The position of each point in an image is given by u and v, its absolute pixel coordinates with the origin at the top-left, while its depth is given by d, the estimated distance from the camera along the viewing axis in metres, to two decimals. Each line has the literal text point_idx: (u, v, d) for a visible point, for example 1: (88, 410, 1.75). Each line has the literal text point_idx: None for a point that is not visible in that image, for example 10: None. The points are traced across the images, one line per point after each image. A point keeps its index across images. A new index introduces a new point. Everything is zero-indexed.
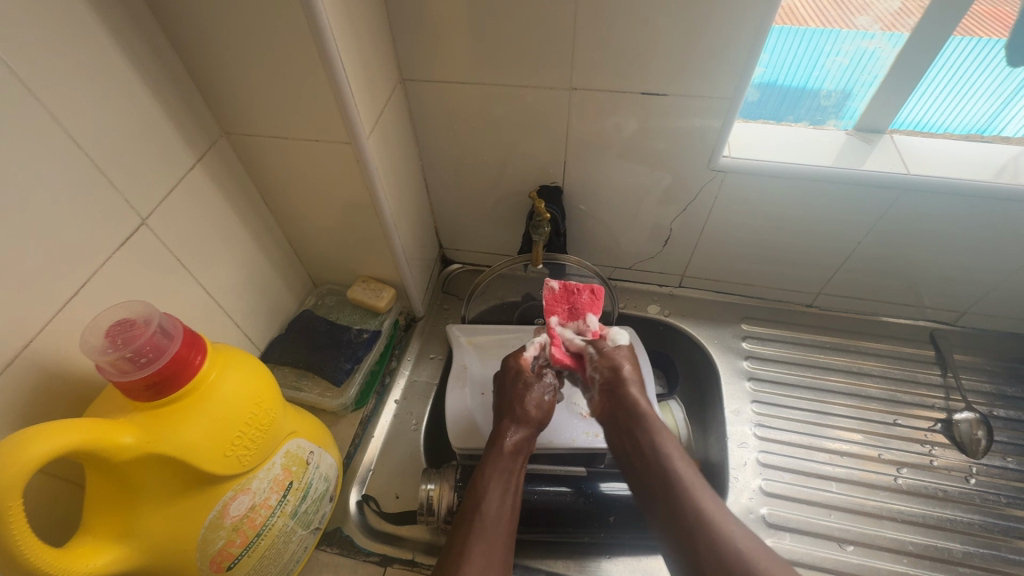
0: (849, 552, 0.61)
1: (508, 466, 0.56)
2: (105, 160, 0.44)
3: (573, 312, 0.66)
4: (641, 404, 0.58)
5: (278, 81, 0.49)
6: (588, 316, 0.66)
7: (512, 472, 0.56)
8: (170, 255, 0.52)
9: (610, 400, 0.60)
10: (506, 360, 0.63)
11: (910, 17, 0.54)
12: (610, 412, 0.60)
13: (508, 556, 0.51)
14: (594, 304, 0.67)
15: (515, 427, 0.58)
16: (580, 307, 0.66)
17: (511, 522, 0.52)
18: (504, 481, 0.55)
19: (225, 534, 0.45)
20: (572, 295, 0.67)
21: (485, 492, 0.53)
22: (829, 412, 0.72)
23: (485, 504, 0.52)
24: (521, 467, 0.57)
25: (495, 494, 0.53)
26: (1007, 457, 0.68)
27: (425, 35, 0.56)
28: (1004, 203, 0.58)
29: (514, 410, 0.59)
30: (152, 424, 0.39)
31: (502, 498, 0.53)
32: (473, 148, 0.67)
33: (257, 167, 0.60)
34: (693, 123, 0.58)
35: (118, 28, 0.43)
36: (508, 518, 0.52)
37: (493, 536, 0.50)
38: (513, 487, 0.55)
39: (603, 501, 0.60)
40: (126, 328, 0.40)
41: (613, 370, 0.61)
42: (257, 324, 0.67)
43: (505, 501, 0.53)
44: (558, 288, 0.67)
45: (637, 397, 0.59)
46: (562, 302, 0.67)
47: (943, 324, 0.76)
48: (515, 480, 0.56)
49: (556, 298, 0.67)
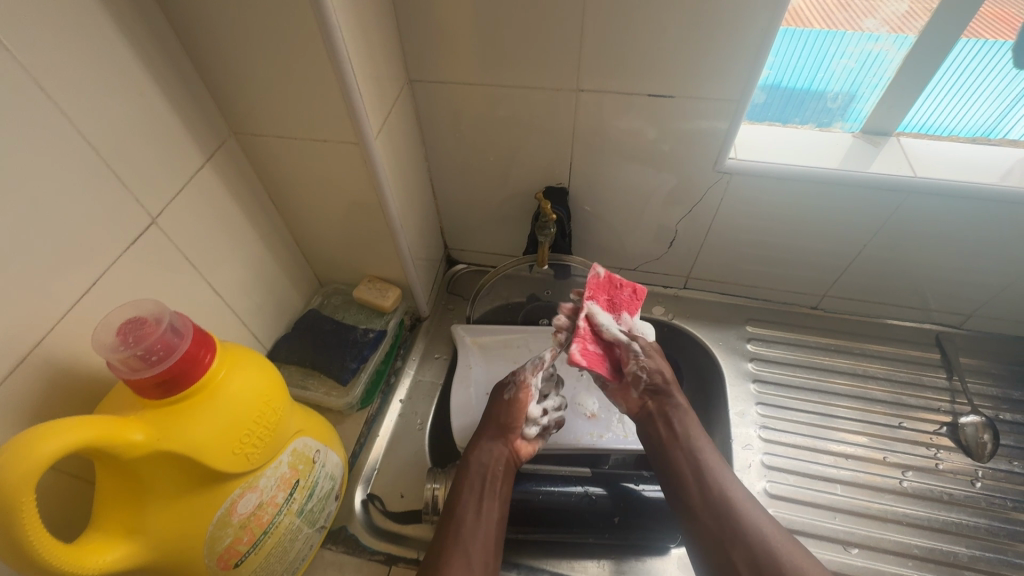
0: (854, 555, 0.61)
1: (484, 478, 0.56)
2: (116, 159, 0.45)
3: (612, 304, 0.64)
4: (680, 402, 0.60)
5: (287, 83, 0.50)
6: (625, 313, 0.64)
7: (488, 480, 0.56)
8: (179, 254, 0.52)
9: (646, 397, 0.61)
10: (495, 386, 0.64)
11: (918, 20, 0.54)
12: (647, 413, 0.60)
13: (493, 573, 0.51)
14: (634, 303, 0.64)
15: (490, 439, 0.59)
16: (619, 302, 0.64)
17: (491, 530, 0.53)
18: (480, 494, 0.55)
19: (233, 531, 0.45)
20: (614, 289, 0.65)
21: (462, 504, 0.54)
22: (833, 415, 0.72)
23: (462, 514, 0.53)
24: (503, 480, 0.57)
25: (470, 506, 0.54)
26: (1013, 461, 0.67)
27: (434, 35, 0.56)
28: (1012, 206, 0.57)
29: (487, 424, 0.60)
30: (161, 422, 0.39)
31: (480, 510, 0.54)
32: (479, 149, 0.67)
33: (265, 167, 0.60)
34: (700, 125, 0.58)
35: (130, 29, 0.44)
36: (490, 535, 0.53)
37: (473, 554, 0.51)
38: (492, 500, 0.55)
39: (614, 499, 0.60)
40: (137, 326, 0.40)
41: (659, 372, 0.61)
42: (264, 323, 0.67)
43: (484, 514, 0.54)
44: (603, 277, 0.64)
45: (676, 397, 0.60)
46: (603, 292, 0.64)
47: (948, 327, 0.76)
48: (494, 493, 0.56)
49: (600, 286, 0.64)
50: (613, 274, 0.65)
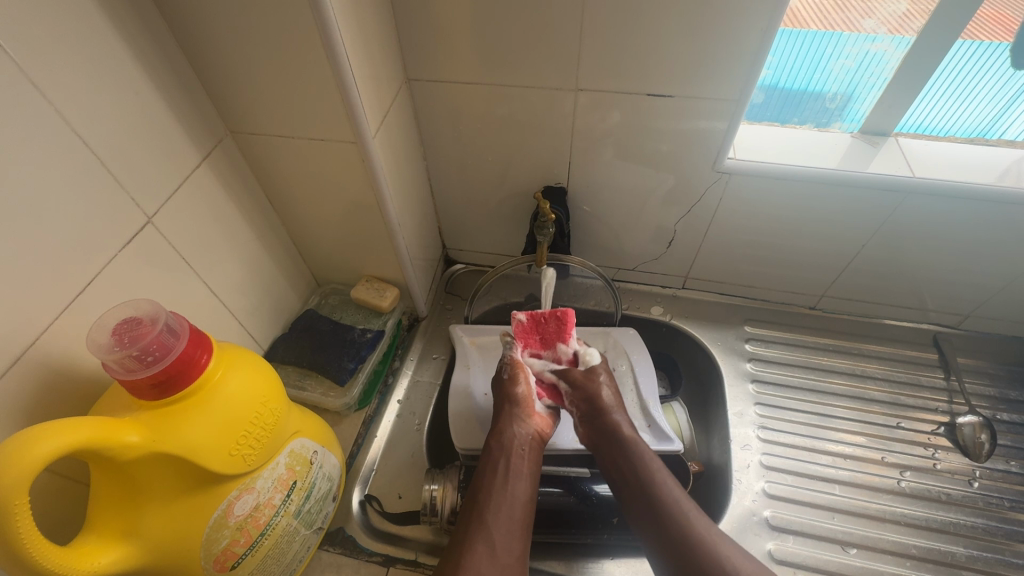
0: (852, 555, 0.61)
1: (509, 459, 0.56)
2: (111, 157, 0.44)
3: (545, 342, 0.66)
4: (624, 431, 0.59)
5: (284, 82, 0.49)
6: (559, 345, 0.66)
7: (513, 461, 0.56)
8: (175, 254, 0.52)
9: (591, 428, 0.60)
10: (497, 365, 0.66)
11: (915, 21, 0.54)
12: (594, 443, 0.60)
13: (522, 551, 0.50)
14: (563, 330, 0.65)
15: (516, 419, 0.59)
16: (549, 337, 0.66)
17: (519, 512, 0.52)
18: (505, 474, 0.55)
19: (229, 533, 0.45)
20: (541, 325, 0.66)
21: (487, 486, 0.54)
22: (832, 415, 0.72)
23: (488, 496, 0.53)
24: (529, 458, 0.57)
25: (496, 487, 0.54)
26: (1010, 461, 0.68)
27: (432, 34, 0.56)
28: (1010, 207, 0.57)
29: (508, 405, 0.61)
30: (157, 423, 0.39)
31: (506, 491, 0.53)
32: (477, 148, 0.67)
33: (261, 166, 0.59)
34: (699, 124, 0.58)
35: (126, 27, 0.43)
36: (515, 512, 0.52)
37: (497, 532, 0.50)
38: (518, 479, 0.55)
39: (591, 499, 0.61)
40: (132, 327, 0.40)
41: (588, 400, 0.61)
42: (260, 324, 0.66)
43: (511, 494, 0.53)
44: (526, 320, 0.66)
45: (619, 422, 0.59)
46: (533, 333, 0.67)
47: (946, 327, 0.76)
48: (518, 470, 0.55)
49: (527, 329, 0.67)
50: (535, 312, 0.67)
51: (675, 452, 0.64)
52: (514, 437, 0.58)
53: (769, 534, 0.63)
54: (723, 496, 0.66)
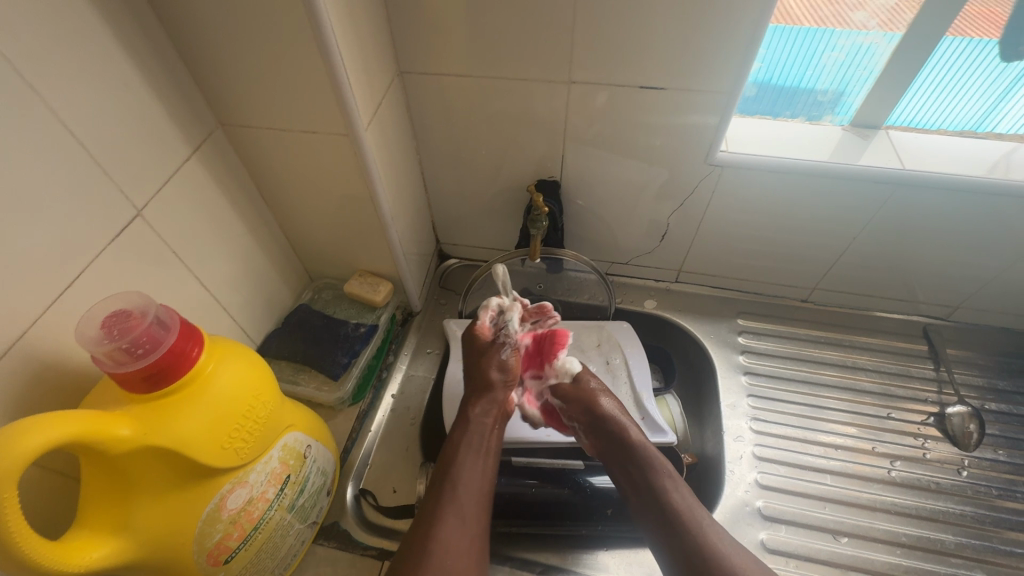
0: (844, 544, 0.62)
1: (481, 435, 0.57)
2: (100, 150, 0.44)
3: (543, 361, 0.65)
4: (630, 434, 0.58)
5: (276, 73, 0.49)
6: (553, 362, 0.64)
7: (484, 437, 0.57)
8: (165, 247, 0.51)
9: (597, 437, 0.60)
10: (468, 333, 0.66)
11: (906, 14, 0.54)
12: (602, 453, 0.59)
13: (485, 523, 0.51)
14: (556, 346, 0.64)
15: (484, 398, 0.60)
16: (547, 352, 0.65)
17: (484, 488, 0.53)
18: (477, 449, 0.55)
19: (222, 527, 0.45)
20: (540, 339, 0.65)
21: (458, 459, 0.54)
22: (824, 406, 0.72)
23: (458, 469, 0.53)
24: (498, 434, 0.58)
25: (467, 460, 0.54)
26: (998, 450, 0.69)
27: (425, 26, 0.56)
28: (997, 199, 0.58)
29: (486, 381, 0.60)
30: (148, 416, 0.39)
31: (476, 466, 0.54)
32: (470, 142, 0.67)
33: (252, 159, 0.59)
34: (691, 118, 0.58)
35: (115, 18, 0.43)
36: (483, 485, 0.53)
37: (466, 503, 0.51)
38: (487, 456, 0.56)
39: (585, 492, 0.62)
40: (122, 319, 0.39)
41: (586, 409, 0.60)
42: (253, 318, 0.66)
43: (479, 469, 0.54)
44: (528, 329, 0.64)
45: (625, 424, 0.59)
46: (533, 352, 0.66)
47: (935, 319, 0.77)
48: (489, 446, 0.56)
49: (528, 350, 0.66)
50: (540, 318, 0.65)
51: (669, 444, 0.65)
52: (487, 413, 0.59)
53: (761, 524, 0.63)
54: (717, 487, 0.66)
